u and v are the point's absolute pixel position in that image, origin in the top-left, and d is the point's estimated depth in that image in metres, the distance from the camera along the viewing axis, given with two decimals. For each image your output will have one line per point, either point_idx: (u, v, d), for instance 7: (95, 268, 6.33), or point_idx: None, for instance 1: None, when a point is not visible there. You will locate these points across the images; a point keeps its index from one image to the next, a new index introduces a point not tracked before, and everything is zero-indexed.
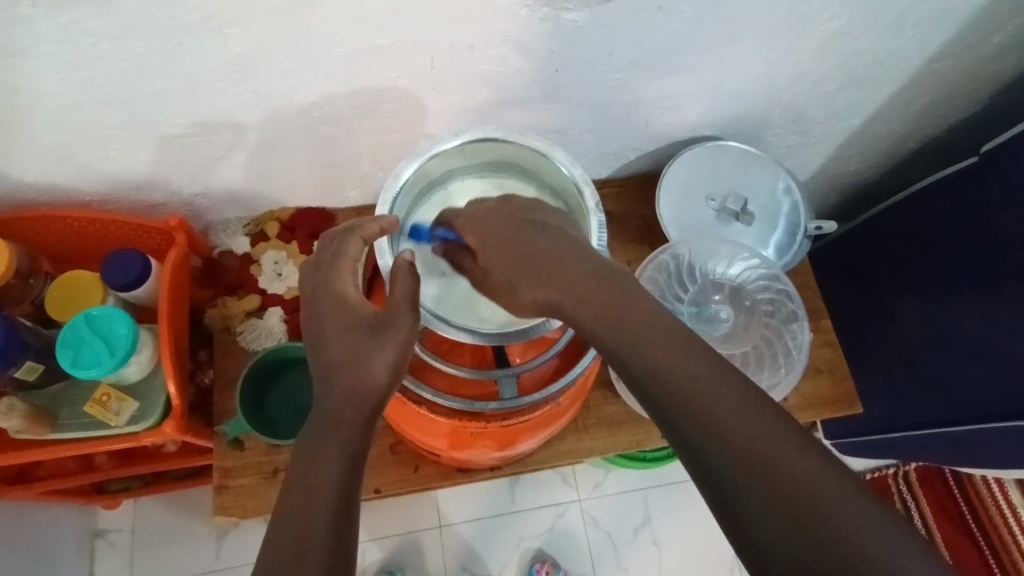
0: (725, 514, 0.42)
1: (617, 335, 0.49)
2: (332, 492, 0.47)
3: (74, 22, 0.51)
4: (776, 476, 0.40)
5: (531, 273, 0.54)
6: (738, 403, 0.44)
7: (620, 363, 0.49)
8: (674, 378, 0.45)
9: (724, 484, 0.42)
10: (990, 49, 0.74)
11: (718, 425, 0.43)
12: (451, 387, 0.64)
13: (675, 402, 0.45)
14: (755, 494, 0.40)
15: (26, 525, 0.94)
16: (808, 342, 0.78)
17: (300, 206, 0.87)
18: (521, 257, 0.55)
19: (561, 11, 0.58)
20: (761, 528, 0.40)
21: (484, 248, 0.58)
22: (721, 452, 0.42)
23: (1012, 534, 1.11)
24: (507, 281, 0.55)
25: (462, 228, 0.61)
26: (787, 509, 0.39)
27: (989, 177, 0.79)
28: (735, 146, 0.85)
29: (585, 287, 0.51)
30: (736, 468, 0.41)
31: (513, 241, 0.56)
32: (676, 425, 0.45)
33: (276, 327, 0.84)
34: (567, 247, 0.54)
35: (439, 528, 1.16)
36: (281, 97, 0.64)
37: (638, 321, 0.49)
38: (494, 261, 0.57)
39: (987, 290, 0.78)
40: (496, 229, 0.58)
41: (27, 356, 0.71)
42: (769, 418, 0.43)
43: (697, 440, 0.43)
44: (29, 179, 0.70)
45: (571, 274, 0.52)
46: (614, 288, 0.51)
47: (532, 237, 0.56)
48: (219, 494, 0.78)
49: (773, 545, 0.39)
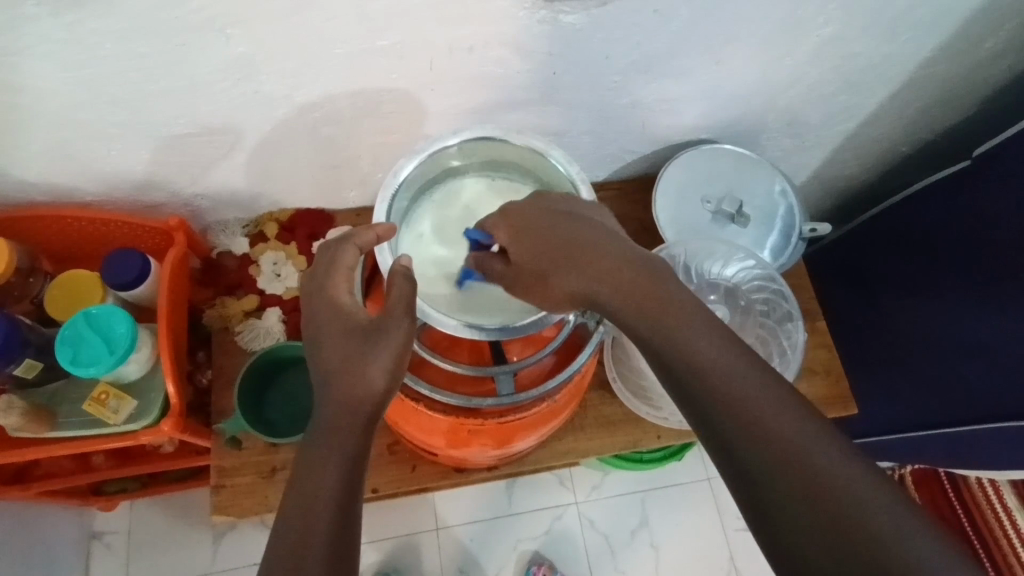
0: (756, 514, 0.42)
1: (654, 329, 0.49)
2: (331, 497, 0.47)
3: (79, 22, 0.51)
4: (808, 477, 0.40)
5: (569, 264, 0.53)
6: (769, 400, 0.44)
7: (656, 357, 0.49)
8: (709, 372, 0.46)
9: (755, 480, 0.42)
10: (983, 54, 0.75)
11: (750, 421, 0.43)
12: (449, 384, 0.65)
13: (707, 397, 0.45)
14: (785, 492, 0.41)
15: (22, 526, 0.94)
16: (802, 341, 0.79)
17: (300, 207, 0.88)
18: (562, 249, 0.54)
19: (560, 14, 0.59)
20: (792, 528, 0.40)
21: (519, 233, 0.56)
22: (753, 448, 0.42)
23: (1011, 544, 1.09)
24: (541, 272, 0.54)
25: (492, 227, 0.58)
26: (817, 506, 0.39)
27: (985, 180, 0.80)
28: (729, 150, 0.86)
29: (620, 278, 0.51)
30: (767, 464, 0.42)
31: (552, 231, 0.55)
32: (707, 419, 0.45)
33: (274, 327, 0.85)
34: (604, 237, 0.54)
35: (436, 531, 1.16)
36: (282, 98, 0.65)
37: (674, 315, 0.49)
38: (526, 252, 0.55)
39: (982, 291, 0.79)
40: (532, 218, 0.56)
41: (27, 353, 0.72)
42: (805, 422, 0.43)
43: (729, 435, 0.43)
44: (31, 178, 0.70)
45: (610, 266, 0.52)
46: (646, 279, 0.51)
47: (571, 229, 0.54)
48: (216, 493, 0.78)
49: (803, 542, 0.39)
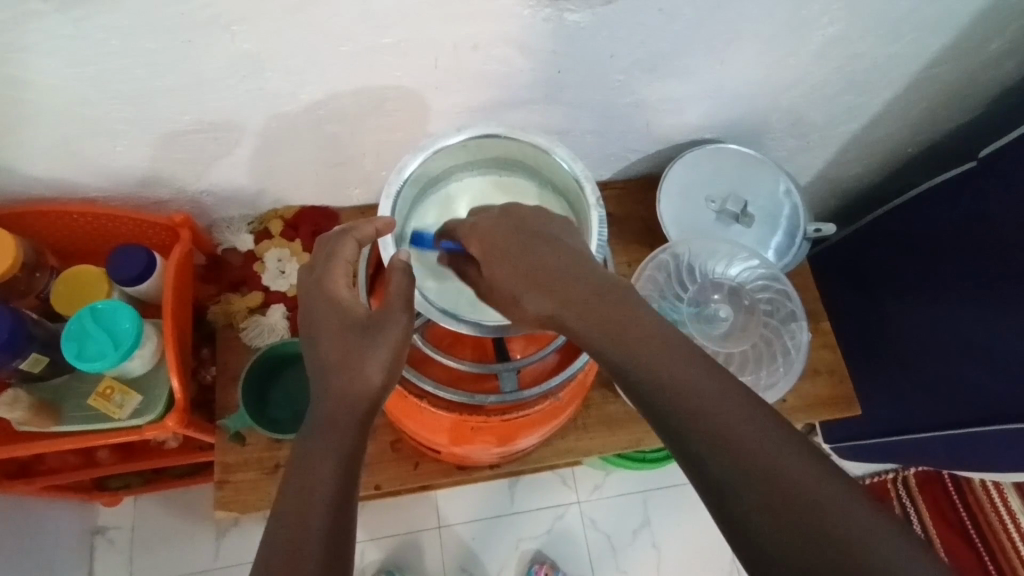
0: (732, 528, 0.41)
1: (616, 345, 0.49)
2: (327, 494, 0.47)
3: (87, 18, 0.51)
4: (779, 485, 0.40)
5: (534, 286, 0.52)
6: (736, 411, 0.44)
7: (620, 374, 0.48)
8: (673, 387, 0.45)
9: (728, 494, 0.41)
10: (989, 55, 0.75)
11: (717, 430, 0.43)
12: (453, 381, 0.65)
13: (675, 412, 0.45)
14: (757, 502, 0.40)
15: (26, 520, 0.95)
16: (806, 342, 0.79)
17: (305, 204, 0.88)
18: (527, 270, 0.53)
19: (563, 12, 0.59)
20: (769, 542, 0.39)
21: (487, 257, 0.55)
22: (723, 461, 0.42)
23: (1012, 542, 1.09)
24: (511, 294, 0.53)
25: (466, 240, 0.58)
26: (789, 516, 0.39)
27: (989, 181, 0.79)
28: (734, 149, 0.86)
29: (586, 300, 0.51)
30: (737, 475, 0.41)
31: (519, 251, 0.54)
32: (677, 433, 0.44)
33: (278, 324, 0.85)
34: (573, 257, 0.53)
35: (438, 529, 1.16)
36: (288, 95, 0.65)
37: (636, 330, 0.49)
38: (498, 272, 0.54)
39: (986, 294, 0.78)
40: (500, 237, 0.55)
41: (33, 347, 0.72)
42: (772, 428, 0.43)
43: (698, 449, 0.43)
44: (39, 174, 0.71)
45: (576, 285, 0.51)
46: (611, 297, 0.51)
47: (537, 249, 0.53)
48: (220, 489, 0.79)
49: (775, 552, 0.39)
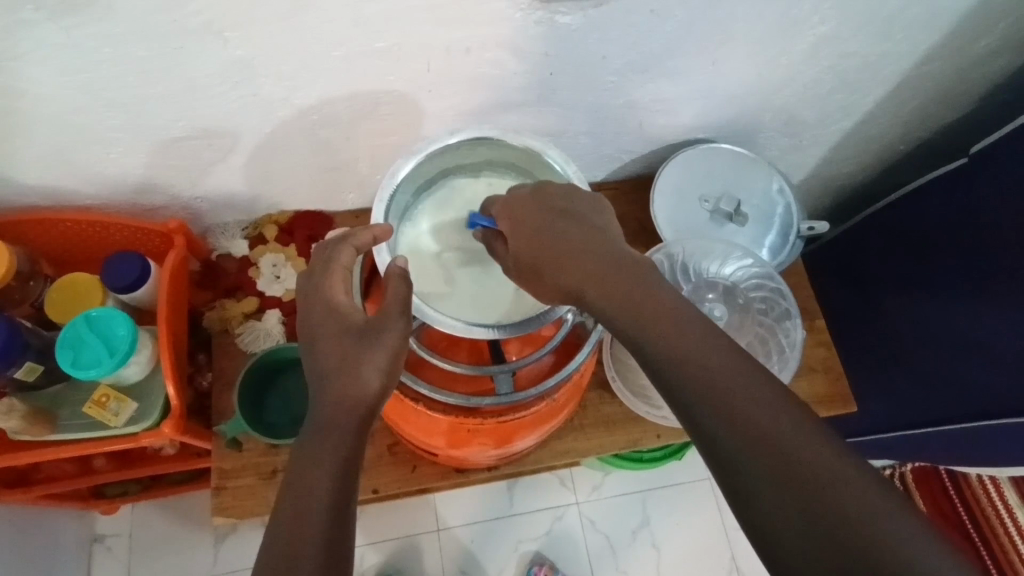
0: (741, 507, 0.41)
1: (634, 320, 0.49)
2: (326, 498, 0.47)
3: (77, 26, 0.51)
4: (788, 464, 0.40)
5: (556, 261, 0.54)
6: (753, 393, 0.43)
7: (636, 348, 0.49)
8: (687, 362, 0.46)
9: (738, 470, 0.42)
10: (979, 52, 0.75)
11: (728, 407, 0.43)
12: (449, 383, 0.65)
13: (687, 388, 0.45)
14: (766, 479, 0.40)
15: (23, 529, 0.94)
16: (800, 339, 0.79)
17: (298, 209, 0.88)
18: (551, 246, 0.54)
19: (554, 15, 0.59)
20: (777, 520, 0.39)
21: (510, 231, 0.57)
22: (732, 435, 0.42)
23: (1012, 541, 1.08)
24: (533, 268, 0.55)
25: (495, 213, 0.60)
26: (797, 491, 0.39)
27: (980, 175, 0.80)
28: (727, 148, 0.86)
29: (605, 275, 0.52)
30: (746, 450, 0.41)
31: (544, 229, 0.55)
32: (688, 409, 0.45)
33: (274, 329, 0.85)
34: (593, 237, 0.55)
35: (437, 532, 1.16)
36: (281, 101, 0.65)
37: (652, 307, 0.49)
38: (522, 246, 0.56)
39: (980, 289, 0.79)
40: (524, 216, 0.57)
41: (27, 356, 0.72)
42: (784, 407, 0.43)
43: (709, 425, 0.43)
44: (31, 182, 0.70)
45: (597, 263, 0.53)
46: (629, 275, 0.52)
47: (562, 226, 0.55)
48: (216, 495, 0.79)
49: (784, 527, 0.39)
